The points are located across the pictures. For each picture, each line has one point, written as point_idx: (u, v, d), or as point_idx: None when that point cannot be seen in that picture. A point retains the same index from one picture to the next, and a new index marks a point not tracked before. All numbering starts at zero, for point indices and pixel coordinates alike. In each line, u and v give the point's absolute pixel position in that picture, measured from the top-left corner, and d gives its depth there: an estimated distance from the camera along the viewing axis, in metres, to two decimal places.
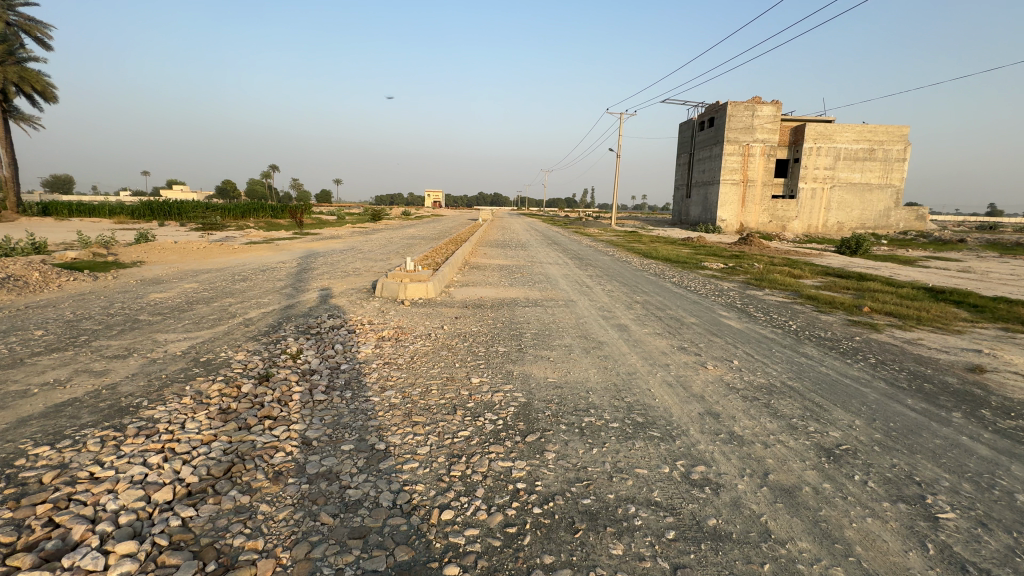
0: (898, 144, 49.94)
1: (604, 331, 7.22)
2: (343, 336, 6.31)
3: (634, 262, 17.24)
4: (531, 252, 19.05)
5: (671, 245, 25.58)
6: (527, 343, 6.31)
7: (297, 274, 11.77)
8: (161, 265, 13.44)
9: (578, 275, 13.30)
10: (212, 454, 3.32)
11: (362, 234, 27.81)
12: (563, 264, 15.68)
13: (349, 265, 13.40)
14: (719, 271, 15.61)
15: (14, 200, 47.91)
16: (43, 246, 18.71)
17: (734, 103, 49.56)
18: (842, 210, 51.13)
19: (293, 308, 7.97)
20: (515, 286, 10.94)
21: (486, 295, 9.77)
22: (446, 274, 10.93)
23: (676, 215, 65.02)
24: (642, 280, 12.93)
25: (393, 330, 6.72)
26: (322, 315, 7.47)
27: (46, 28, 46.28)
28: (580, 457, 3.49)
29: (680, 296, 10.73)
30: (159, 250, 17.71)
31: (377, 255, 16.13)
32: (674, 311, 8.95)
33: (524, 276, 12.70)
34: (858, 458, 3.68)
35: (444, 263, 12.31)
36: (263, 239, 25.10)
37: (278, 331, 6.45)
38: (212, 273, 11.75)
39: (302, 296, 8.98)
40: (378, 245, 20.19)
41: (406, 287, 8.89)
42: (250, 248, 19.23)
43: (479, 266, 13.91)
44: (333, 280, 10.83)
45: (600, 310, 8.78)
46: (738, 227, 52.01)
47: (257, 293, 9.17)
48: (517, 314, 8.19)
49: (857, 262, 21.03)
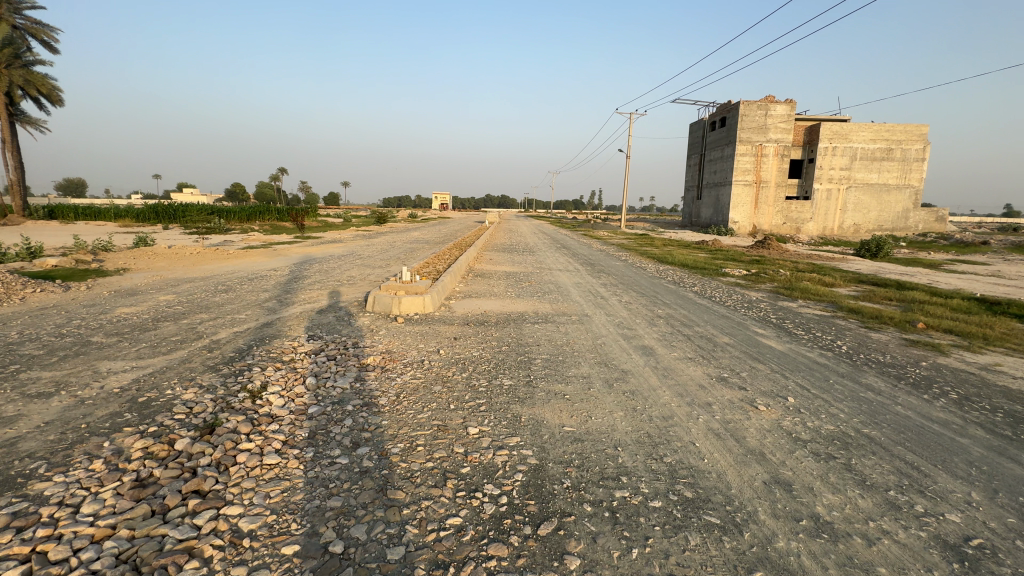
0: (917, 143, 48.36)
1: (626, 356, 6.18)
2: (320, 365, 5.34)
3: (650, 268, 16.14)
4: (539, 258, 18.02)
5: (686, 250, 24.42)
6: (537, 374, 5.30)
7: (286, 284, 10.85)
8: (145, 273, 12.59)
9: (590, 284, 12.28)
10: (94, 568, 2.35)
11: (365, 238, 26.99)
12: (574, 271, 14.65)
13: (344, 273, 12.48)
14: (742, 278, 14.48)
15: (22, 203, 47.96)
16: (34, 252, 18.05)
17: (746, 103, 48.32)
18: (859, 211, 49.53)
19: (272, 326, 7.04)
20: (522, 297, 9.95)
21: (491, 309, 8.79)
22: (447, 285, 9.96)
23: (687, 218, 63.74)
24: (660, 289, 11.87)
25: (381, 356, 5.74)
26: (302, 335, 6.51)
27: (53, 31, 46.44)
28: (615, 567, 2.48)
29: (705, 309, 9.65)
30: (152, 256, 16.97)
31: (376, 262, 15.23)
32: (704, 328, 7.88)
33: (532, 285, 11.70)
34: (1004, 564, 2.62)
35: (446, 271, 11.35)
36: (262, 243, 24.29)
37: (245, 359, 5.51)
38: (195, 282, 10.87)
39: (286, 311, 8.07)
40: (379, 250, 19.29)
41: (400, 301, 7.93)
42: (246, 254, 18.43)
43: (484, 275, 12.91)
44: (324, 291, 9.90)
45: (619, 328, 7.73)
46: (751, 229, 50.58)
47: (236, 307, 8.25)
48: (525, 333, 7.19)
49: (886, 267, 19.76)
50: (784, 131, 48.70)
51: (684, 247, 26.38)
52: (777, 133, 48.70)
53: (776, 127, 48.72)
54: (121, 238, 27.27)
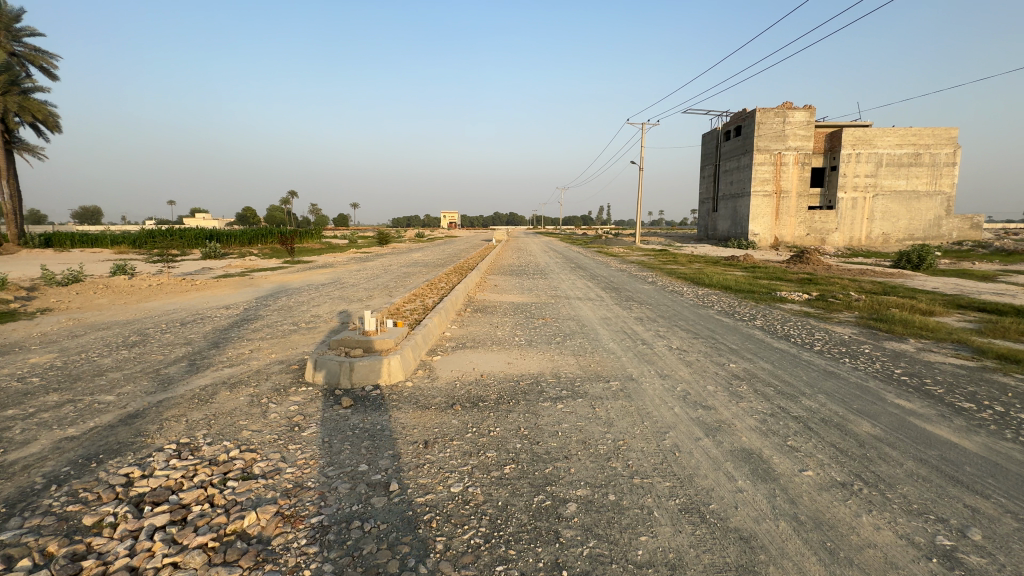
0: (947, 147, 45.31)
1: (731, 488, 3.38)
2: (136, 549, 2.65)
3: (688, 293, 13.32)
4: (552, 282, 15.31)
5: (716, 268, 21.44)
6: (576, 567, 2.56)
7: (224, 330, 8.27)
8: (63, 315, 10.09)
9: (623, 319, 9.55)
10: None
11: (357, 263, 24.57)
12: (597, 299, 11.94)
13: (307, 312, 9.83)
14: (807, 305, 11.67)
15: (18, 231, 46.61)
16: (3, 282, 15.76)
17: (764, 110, 45.80)
18: (888, 220, 46.23)
19: (137, 420, 4.38)
20: (535, 347, 7.20)
21: (490, 370, 6.03)
22: (430, 330, 7.34)
23: (702, 231, 60.98)
24: (716, 326, 9.09)
25: (272, 509, 3.02)
26: (167, 447, 3.83)
27: (53, 58, 45.91)
28: None
29: (795, 360, 6.83)
30: (100, 290, 14.52)
31: (356, 293, 12.68)
32: (822, 406, 5.04)
33: (547, 323, 9.01)
34: None
35: (434, 309, 8.71)
36: (243, 269, 22.05)
37: (5, 525, 2.84)
38: (106, 331, 8.30)
39: (187, 384, 5.44)
40: (365, 278, 16.66)
41: (353, 368, 5.27)
42: (214, 284, 15.96)
43: (485, 310, 10.18)
44: (265, 344, 7.28)
45: (690, 408, 4.92)
46: (773, 240, 47.30)
47: (116, 379, 5.61)
48: (543, 423, 4.46)
49: (958, 284, 16.67)
50: (803, 139, 46.06)
51: (713, 264, 23.39)
52: (796, 140, 46.01)
53: (795, 134, 46.14)
54: (94, 267, 25.11)
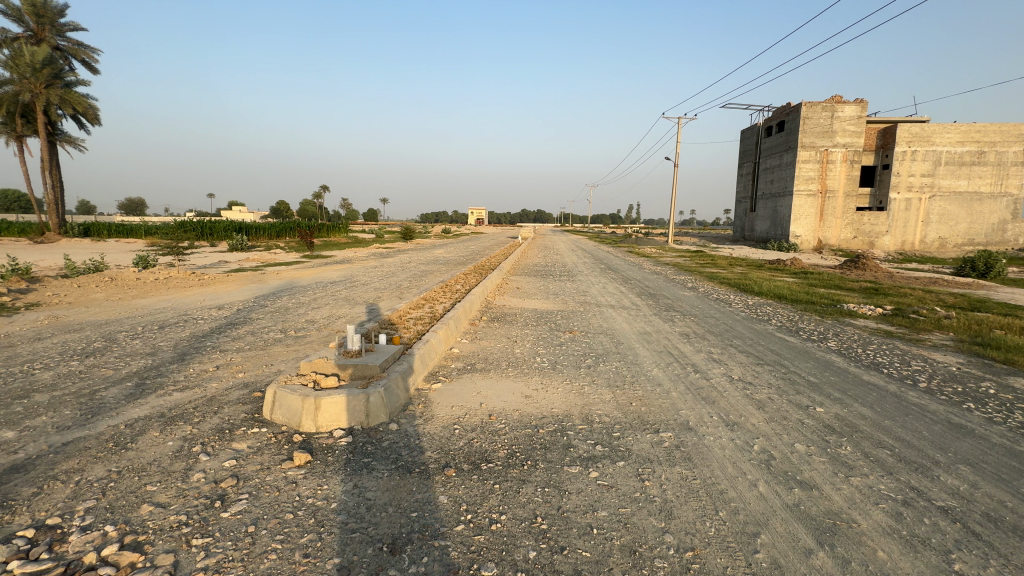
0: (1015, 144, 41.30)
1: None
2: None
3: (736, 303, 11.66)
4: (580, 286, 13.86)
5: (761, 273, 19.39)
6: None
7: (202, 337, 7.18)
8: (45, 312, 9.26)
9: (665, 335, 8.05)
10: None
11: (376, 259, 23.48)
12: (632, 308, 10.44)
13: (301, 317, 8.66)
14: (884, 322, 9.87)
15: (60, 220, 48.08)
16: (20, 271, 15.52)
17: (810, 104, 42.81)
18: (945, 223, 42.51)
19: (13, 478, 3.20)
20: (559, 373, 5.78)
21: (500, 408, 4.66)
22: (432, 348, 6.05)
23: (739, 232, 58.04)
24: (782, 349, 7.47)
25: None
26: (20, 536, 2.63)
27: (94, 52, 46.93)
28: None
29: (902, 405, 5.20)
30: (104, 283, 13.84)
31: (362, 294, 11.55)
32: (977, 491, 3.48)
33: (573, 339, 7.60)
34: None
35: (441, 319, 7.41)
36: (259, 264, 21.37)
37: None
38: (73, 333, 7.33)
39: (117, 415, 4.28)
40: (378, 276, 15.50)
41: (319, 407, 3.97)
42: (223, 279, 15.17)
43: (502, 319, 8.81)
44: (239, 358, 6.12)
45: (783, 485, 3.44)
46: (817, 243, 44.31)
47: (36, 405, 4.49)
48: (570, 507, 3.07)
49: None
50: (853, 135, 42.84)
51: (757, 268, 21.31)
52: (845, 137, 42.89)
53: (844, 130, 42.96)
54: (116, 257, 24.98)
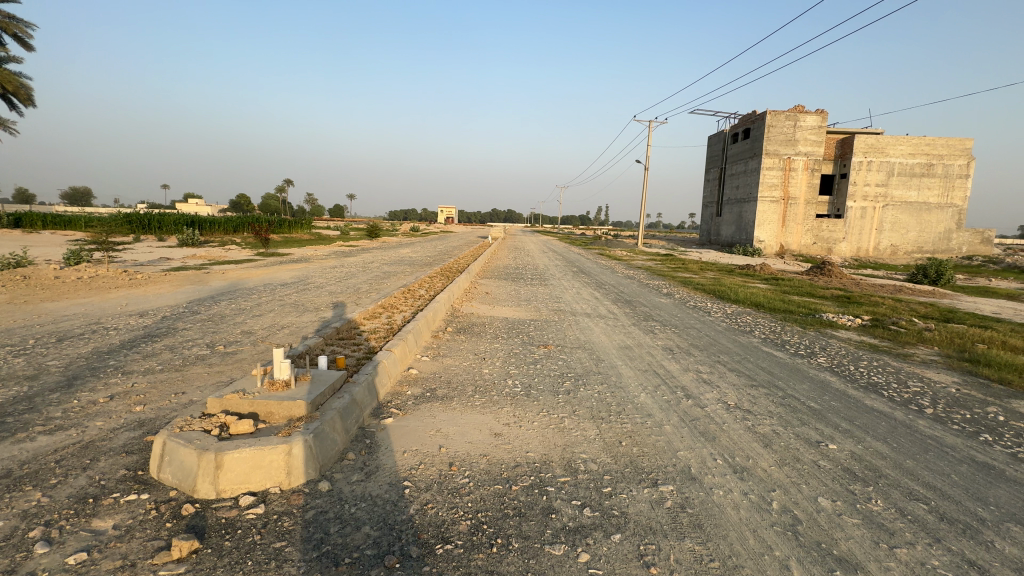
0: (960, 158, 43.40)
1: None
2: None
3: (715, 312, 11.16)
4: (552, 291, 13.10)
5: (734, 279, 19.19)
6: None
7: (104, 353, 5.96)
8: None
9: (647, 351, 7.35)
10: None
11: (336, 258, 22.08)
12: (609, 318, 9.74)
13: (236, 327, 7.50)
14: (868, 334, 9.51)
15: None
16: None
17: (775, 112, 43.74)
18: (897, 231, 44.16)
19: None
20: (534, 401, 4.94)
21: (464, 453, 3.78)
22: (386, 372, 5.10)
23: (705, 237, 59.01)
24: (773, 367, 6.90)
25: None
26: None
27: (26, 27, 43.16)
28: None
29: (917, 439, 4.64)
30: (13, 282, 12.12)
31: (313, 299, 10.41)
32: None
33: (546, 355, 6.76)
34: None
35: (399, 333, 6.46)
36: (205, 261, 19.65)
37: None
38: None
39: None
40: (335, 278, 14.30)
41: (222, 466, 2.99)
42: (159, 279, 13.61)
43: (468, 330, 7.92)
44: (144, 383, 4.98)
45: (822, 567, 2.71)
46: (779, 248, 45.35)
47: None
48: None
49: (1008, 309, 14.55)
50: (814, 144, 44.05)
51: (729, 274, 21.11)
52: (806, 145, 44.08)
53: (806, 139, 44.16)
54: (42, 251, 22.59)
